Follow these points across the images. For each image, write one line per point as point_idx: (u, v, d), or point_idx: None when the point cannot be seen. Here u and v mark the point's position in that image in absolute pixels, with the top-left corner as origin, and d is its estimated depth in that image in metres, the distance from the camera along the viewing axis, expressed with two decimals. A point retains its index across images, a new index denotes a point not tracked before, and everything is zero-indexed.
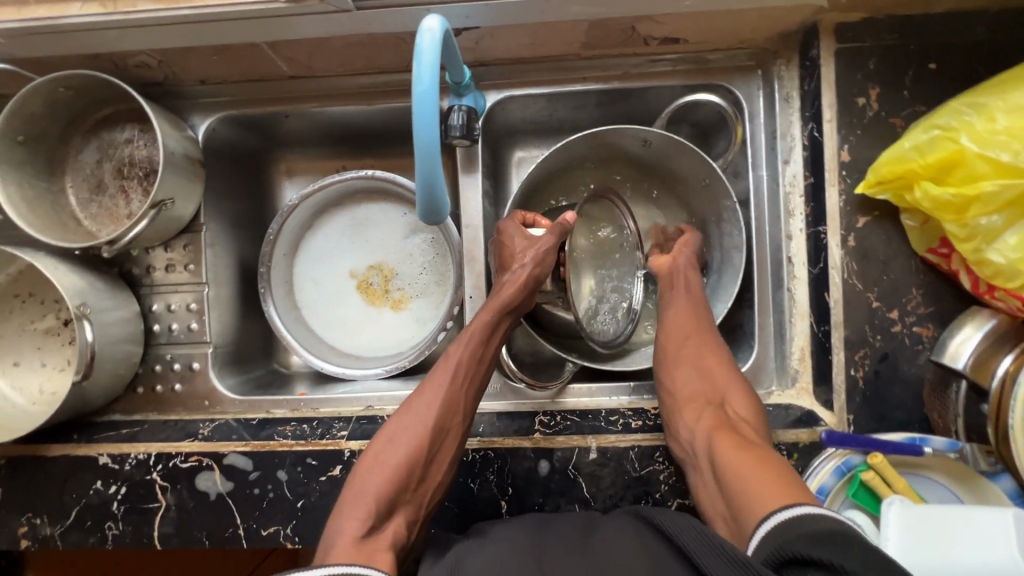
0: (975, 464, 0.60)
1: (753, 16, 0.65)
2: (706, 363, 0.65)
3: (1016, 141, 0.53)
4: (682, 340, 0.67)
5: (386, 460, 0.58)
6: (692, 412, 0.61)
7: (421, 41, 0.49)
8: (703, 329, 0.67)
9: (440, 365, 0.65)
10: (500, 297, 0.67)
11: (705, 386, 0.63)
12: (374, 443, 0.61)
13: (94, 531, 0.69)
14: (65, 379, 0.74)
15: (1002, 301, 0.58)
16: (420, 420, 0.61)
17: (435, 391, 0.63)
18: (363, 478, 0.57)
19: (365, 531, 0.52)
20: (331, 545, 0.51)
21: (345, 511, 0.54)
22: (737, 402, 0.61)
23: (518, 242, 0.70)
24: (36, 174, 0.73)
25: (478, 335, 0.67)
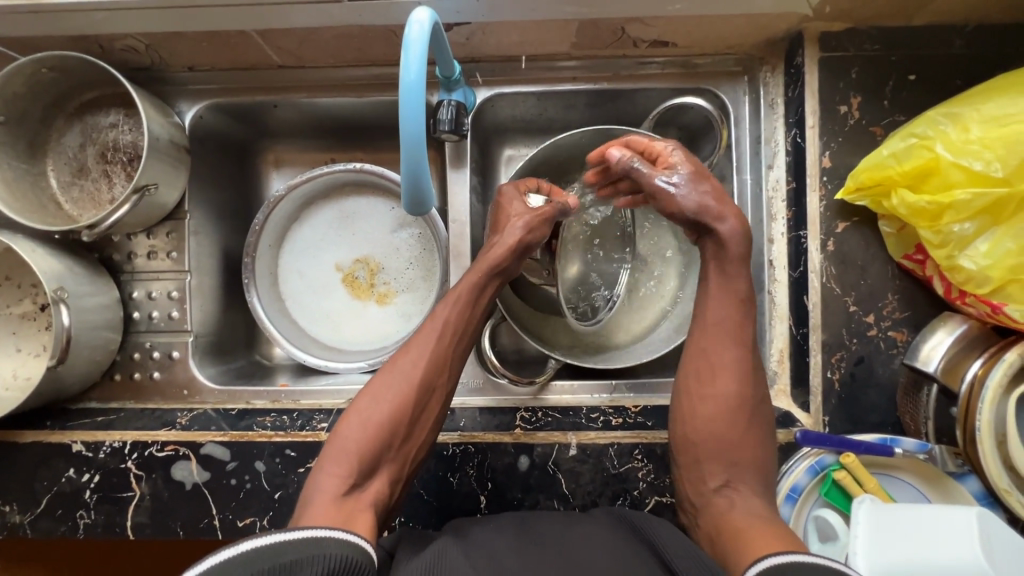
0: (943, 466, 0.61)
1: (740, 21, 0.66)
2: (724, 425, 0.59)
3: (989, 151, 0.54)
4: (698, 393, 0.61)
5: (368, 418, 0.58)
6: (699, 481, 0.58)
7: (409, 31, 0.49)
8: (733, 390, 0.60)
9: (426, 324, 0.65)
10: (490, 260, 0.67)
11: (719, 459, 0.58)
12: (357, 399, 0.60)
13: (66, 519, 0.68)
14: (40, 364, 0.73)
15: (973, 306, 0.59)
16: (404, 380, 0.60)
17: (421, 351, 0.62)
18: (345, 433, 0.57)
19: (345, 490, 0.52)
20: (311, 503, 0.51)
21: (326, 468, 0.54)
22: (746, 485, 0.56)
23: (516, 206, 0.70)
24: (16, 155, 0.72)
25: (466, 296, 0.66)
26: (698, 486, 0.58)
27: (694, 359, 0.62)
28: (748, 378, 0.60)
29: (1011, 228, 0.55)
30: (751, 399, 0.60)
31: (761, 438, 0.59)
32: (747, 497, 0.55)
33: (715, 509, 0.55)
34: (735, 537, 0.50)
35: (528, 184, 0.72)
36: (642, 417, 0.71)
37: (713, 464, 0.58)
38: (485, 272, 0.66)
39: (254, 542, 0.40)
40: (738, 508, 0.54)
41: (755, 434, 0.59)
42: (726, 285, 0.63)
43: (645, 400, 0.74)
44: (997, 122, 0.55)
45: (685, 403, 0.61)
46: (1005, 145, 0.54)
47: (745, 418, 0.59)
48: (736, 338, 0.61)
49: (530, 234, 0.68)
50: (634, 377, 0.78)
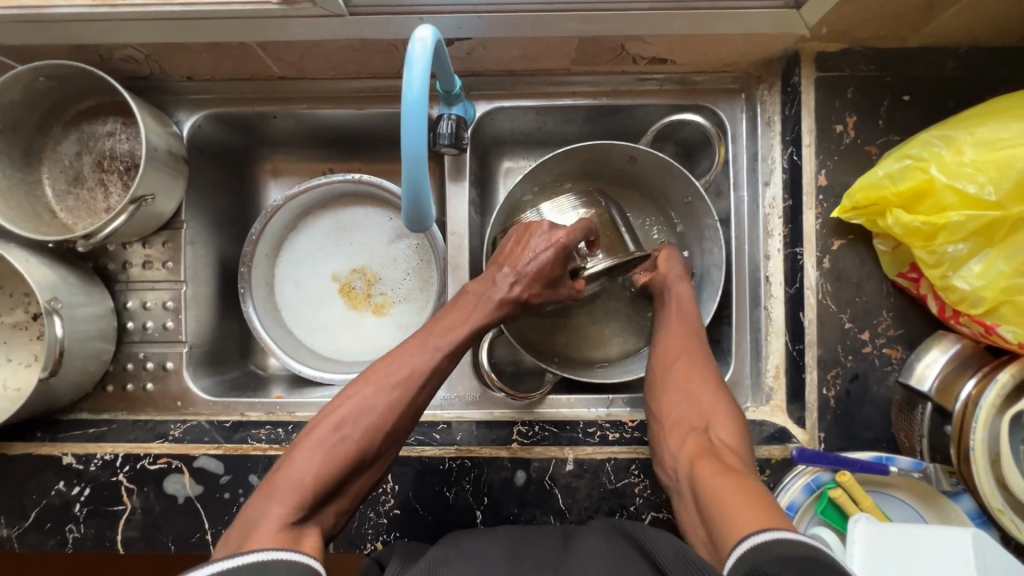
0: (938, 485, 0.61)
1: (739, 41, 0.67)
2: (700, 385, 0.63)
3: (983, 174, 0.55)
4: (678, 362, 0.65)
5: (324, 445, 0.54)
6: (686, 430, 0.59)
7: (412, 48, 0.50)
8: (699, 360, 0.65)
9: (410, 350, 0.62)
10: (487, 308, 0.65)
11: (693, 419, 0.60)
12: (325, 415, 0.56)
13: (54, 534, 0.67)
14: (31, 374, 0.72)
15: (967, 326, 0.60)
16: (368, 411, 0.57)
17: (398, 379, 0.59)
18: (297, 464, 0.53)
19: (292, 517, 0.48)
20: (252, 531, 0.47)
21: (272, 495, 0.50)
22: (722, 425, 0.58)
23: (516, 249, 0.67)
24: (11, 164, 0.71)
25: (447, 339, 0.62)
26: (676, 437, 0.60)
27: (669, 336, 0.68)
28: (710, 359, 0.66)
29: (1006, 249, 0.55)
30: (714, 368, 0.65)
31: (729, 399, 0.62)
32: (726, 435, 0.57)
33: (690, 459, 0.55)
34: (721, 493, 0.48)
35: (572, 233, 0.67)
36: (639, 432, 0.70)
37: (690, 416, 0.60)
38: (474, 324, 0.64)
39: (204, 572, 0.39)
40: (715, 448, 0.55)
41: (723, 393, 0.62)
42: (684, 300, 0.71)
43: (642, 415, 0.74)
44: (990, 145, 0.56)
45: (666, 375, 0.65)
46: (997, 169, 0.54)
47: (715, 381, 0.63)
48: (692, 327, 0.69)
49: (520, 288, 0.65)
50: (631, 391, 0.78)
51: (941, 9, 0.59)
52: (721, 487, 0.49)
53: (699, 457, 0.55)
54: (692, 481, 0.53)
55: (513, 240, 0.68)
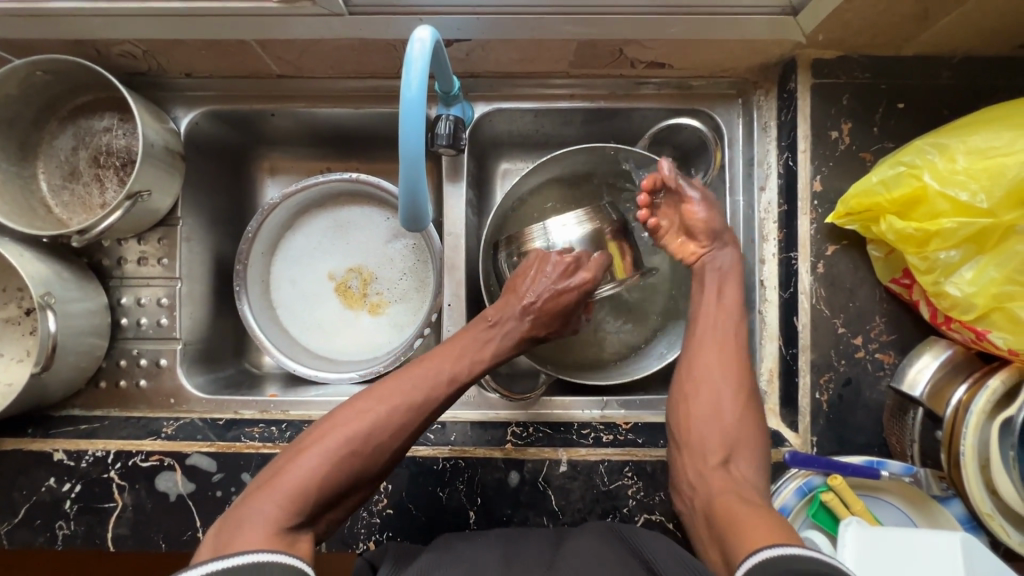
0: (928, 489, 0.62)
1: (736, 46, 0.68)
2: (726, 402, 0.62)
3: (975, 182, 0.56)
4: (703, 379, 0.64)
5: (331, 454, 0.53)
6: (700, 457, 0.59)
7: (411, 49, 0.50)
8: (729, 376, 0.63)
9: (426, 363, 0.62)
10: (503, 340, 0.67)
11: (721, 440, 0.60)
12: (337, 415, 0.56)
13: (43, 530, 0.66)
14: (22, 370, 0.72)
15: (958, 332, 0.60)
16: (381, 429, 0.56)
17: (410, 392, 0.59)
18: (299, 466, 0.51)
19: (287, 522, 0.47)
20: (247, 528, 0.46)
21: (272, 493, 0.49)
22: (745, 461, 0.59)
23: (534, 283, 0.67)
24: (6, 157, 0.71)
25: (464, 368, 0.63)
26: (699, 463, 0.59)
27: (701, 343, 0.66)
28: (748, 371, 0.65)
29: (997, 257, 0.56)
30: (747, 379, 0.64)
31: (756, 421, 0.62)
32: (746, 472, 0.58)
33: (716, 491, 0.56)
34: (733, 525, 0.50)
35: (593, 274, 0.68)
36: (632, 434, 0.71)
37: (714, 443, 0.60)
38: (491, 360, 0.65)
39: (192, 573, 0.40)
40: (737, 488, 0.56)
41: (750, 412, 0.62)
42: (729, 306, 0.68)
43: (636, 416, 0.74)
44: (982, 153, 0.56)
45: (688, 389, 0.64)
46: (989, 177, 0.55)
47: (746, 401, 0.62)
48: (734, 331, 0.66)
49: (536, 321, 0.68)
50: (625, 393, 0.78)
51: (936, 18, 0.60)
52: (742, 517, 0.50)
53: (724, 490, 0.55)
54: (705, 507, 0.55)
55: (532, 270, 0.68)
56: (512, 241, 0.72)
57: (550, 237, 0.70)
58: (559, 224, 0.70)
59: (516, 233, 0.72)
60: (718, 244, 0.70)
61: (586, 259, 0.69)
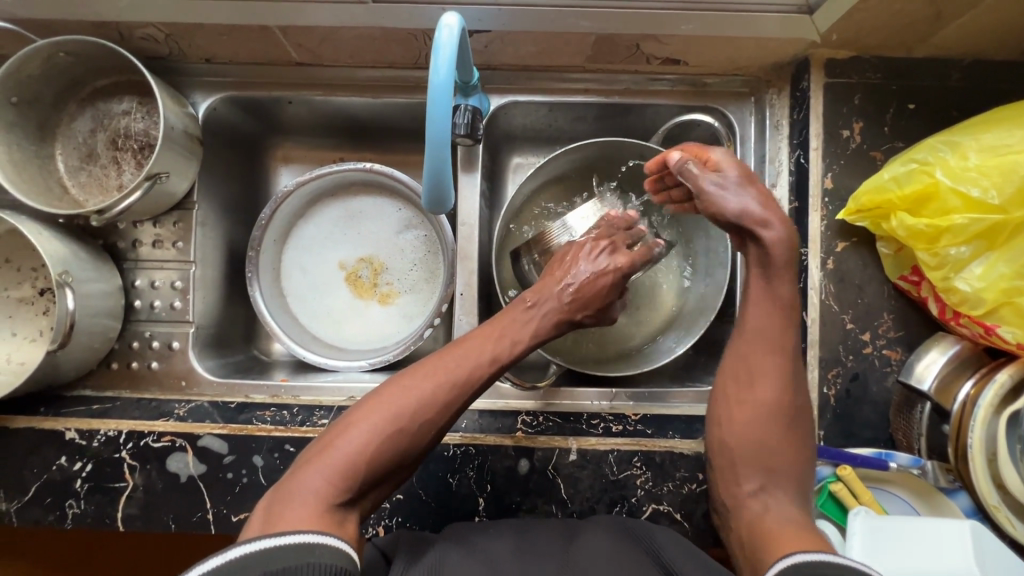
0: (935, 481, 0.63)
1: (751, 44, 0.69)
2: (772, 434, 0.56)
3: (987, 178, 0.57)
4: (740, 399, 0.58)
5: (378, 431, 0.52)
6: (734, 484, 0.56)
7: (439, 35, 0.51)
8: (773, 401, 0.57)
9: (470, 343, 0.61)
10: (543, 320, 0.65)
11: (754, 464, 0.55)
12: (382, 390, 0.56)
13: (53, 509, 0.67)
14: (35, 349, 0.72)
15: (966, 327, 0.61)
16: (425, 406, 0.55)
17: (453, 371, 0.58)
18: (347, 441, 0.51)
19: (338, 501, 0.48)
20: (298, 503, 0.46)
21: (323, 467, 0.49)
22: (780, 497, 0.53)
23: (572, 266, 0.66)
24: (25, 137, 0.71)
25: (506, 348, 0.62)
26: (732, 486, 0.56)
27: (734, 364, 0.60)
28: (790, 388, 0.57)
29: (1007, 252, 0.57)
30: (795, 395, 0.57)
31: (800, 440, 0.57)
32: (781, 501, 0.53)
33: (751, 521, 0.52)
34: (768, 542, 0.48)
35: (630, 259, 0.67)
36: (641, 425, 0.71)
37: (748, 469, 0.55)
38: (531, 340, 0.64)
39: (242, 550, 0.40)
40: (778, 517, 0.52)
41: (794, 443, 0.56)
42: (762, 329, 0.59)
43: (646, 408, 0.74)
44: (994, 151, 0.57)
45: (726, 410, 0.59)
46: (1001, 174, 0.56)
47: (788, 424, 0.57)
48: (774, 346, 0.58)
49: (575, 304, 0.66)
50: (633, 386, 0.79)
51: (948, 20, 0.61)
52: (780, 533, 0.49)
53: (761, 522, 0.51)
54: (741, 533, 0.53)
55: (569, 256, 0.67)
56: (532, 246, 0.74)
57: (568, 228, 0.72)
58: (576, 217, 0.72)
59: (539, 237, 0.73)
60: (751, 241, 0.60)
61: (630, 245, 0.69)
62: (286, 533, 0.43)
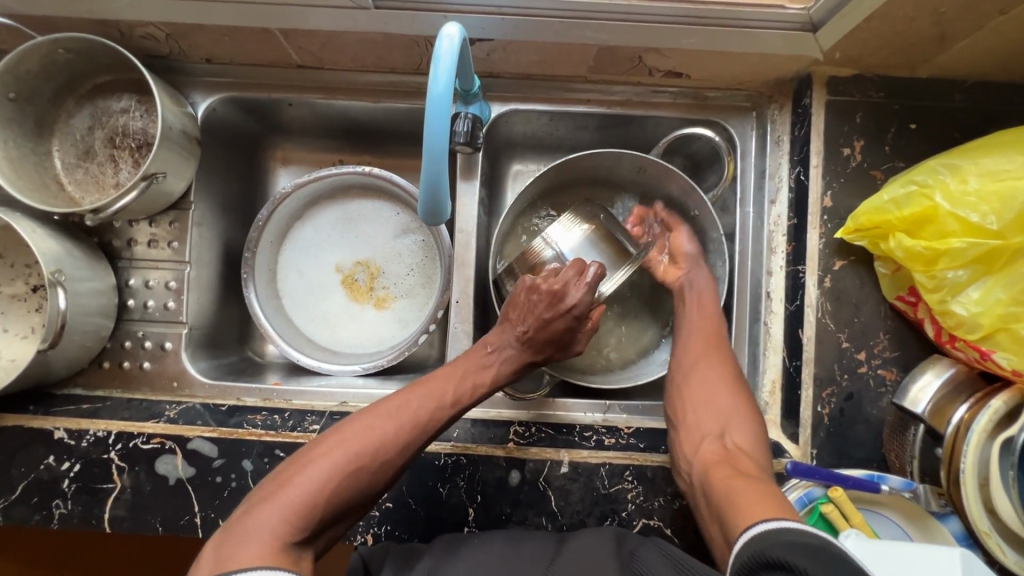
0: (927, 505, 0.62)
1: (755, 60, 0.68)
2: (721, 390, 0.64)
3: (985, 204, 0.56)
4: (690, 362, 0.68)
5: (339, 469, 0.53)
6: (696, 437, 0.62)
7: (439, 45, 0.50)
8: (709, 354, 0.68)
9: (433, 381, 0.63)
10: (502, 365, 0.67)
11: (712, 415, 0.63)
12: (344, 427, 0.56)
13: (40, 509, 0.66)
14: (26, 347, 0.71)
15: (962, 351, 0.61)
16: (389, 445, 0.56)
17: (414, 410, 0.59)
18: (306, 479, 0.51)
19: (292, 539, 0.48)
20: (252, 541, 0.46)
21: (281, 503, 0.49)
22: (738, 432, 0.61)
23: (526, 302, 0.67)
24: (21, 133, 0.71)
25: (466, 391, 0.64)
26: (693, 439, 0.62)
27: (689, 337, 0.70)
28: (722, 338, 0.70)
29: (1004, 278, 0.57)
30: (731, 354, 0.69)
31: (743, 390, 0.65)
32: (741, 441, 0.60)
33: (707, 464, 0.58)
34: (730, 499, 0.51)
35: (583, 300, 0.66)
36: (635, 439, 0.71)
37: (705, 421, 0.62)
38: (490, 385, 0.66)
39: None
40: (732, 457, 0.58)
41: (740, 391, 0.65)
42: (705, 301, 0.72)
43: (638, 421, 0.74)
44: (995, 176, 0.57)
45: (682, 377, 0.67)
46: (1000, 200, 0.56)
47: (731, 377, 0.66)
48: (710, 310, 0.71)
49: (533, 345, 0.68)
50: (628, 398, 0.78)
51: (952, 42, 0.61)
52: (738, 492, 0.51)
53: (717, 465, 0.57)
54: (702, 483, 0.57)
55: (522, 298, 0.68)
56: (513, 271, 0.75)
57: (554, 245, 0.73)
58: (555, 229, 0.74)
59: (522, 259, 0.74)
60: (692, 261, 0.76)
61: (574, 281, 0.67)
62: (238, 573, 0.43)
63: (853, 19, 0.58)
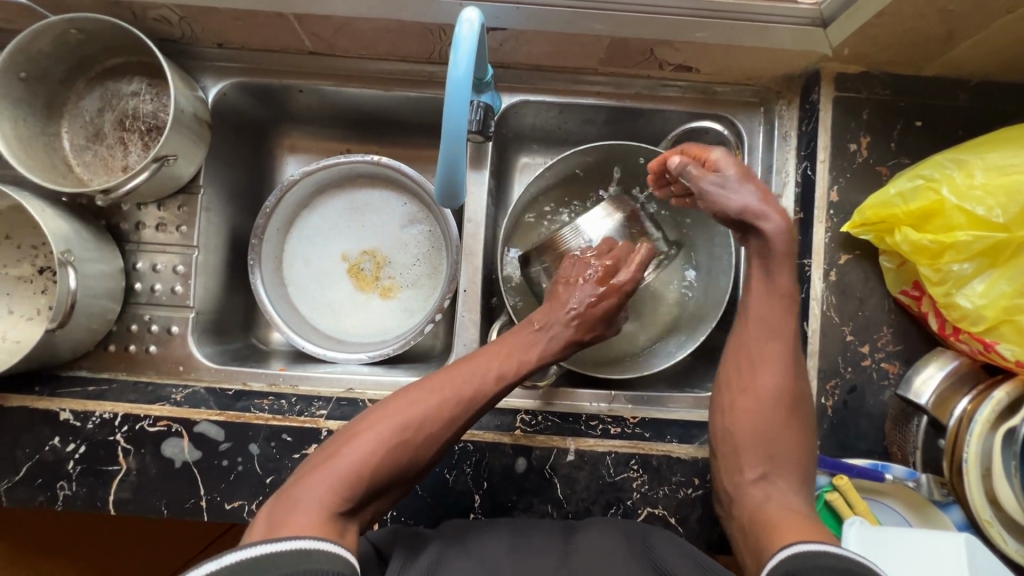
0: (929, 494, 0.63)
1: (764, 55, 0.69)
2: (775, 429, 0.60)
3: (992, 198, 0.57)
4: (739, 395, 0.62)
5: (384, 441, 0.53)
6: (738, 470, 0.59)
7: (460, 30, 0.51)
8: (772, 386, 0.61)
9: (477, 358, 0.63)
10: (550, 344, 0.67)
11: (758, 453, 0.59)
12: (389, 402, 0.57)
13: (45, 489, 0.66)
14: (33, 328, 0.71)
15: (966, 343, 0.62)
16: (431, 421, 0.57)
17: (458, 384, 0.60)
18: (353, 452, 0.52)
19: (338, 509, 0.48)
20: (300, 511, 0.46)
21: (325, 476, 0.49)
22: (784, 480, 0.57)
23: (578, 272, 0.69)
24: (32, 113, 0.71)
25: (511, 367, 0.64)
26: (735, 476, 0.59)
27: (739, 356, 0.64)
28: (792, 373, 0.61)
29: (1008, 271, 0.58)
30: (799, 385, 0.61)
31: (802, 429, 0.60)
32: (781, 490, 0.57)
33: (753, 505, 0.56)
34: (772, 530, 0.51)
35: (632, 278, 0.68)
36: (640, 428, 0.71)
37: (751, 458, 0.59)
38: (537, 363, 0.66)
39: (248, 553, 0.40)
40: (779, 500, 0.55)
41: (795, 431, 0.60)
42: (763, 315, 0.63)
43: (645, 412, 0.74)
44: (1001, 170, 0.58)
45: (728, 400, 0.63)
46: (1006, 194, 0.56)
47: (786, 409, 0.60)
48: (775, 333, 0.62)
49: (586, 317, 0.68)
50: (632, 389, 0.79)
51: (959, 40, 0.62)
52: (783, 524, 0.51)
53: (762, 503, 0.56)
54: (749, 511, 0.56)
55: (570, 277, 0.69)
56: (544, 251, 0.74)
57: (581, 233, 0.73)
58: (586, 219, 0.73)
59: (550, 242, 0.74)
60: (752, 234, 0.64)
61: (627, 259, 0.70)
62: (285, 539, 0.42)
63: (862, 15, 0.59)
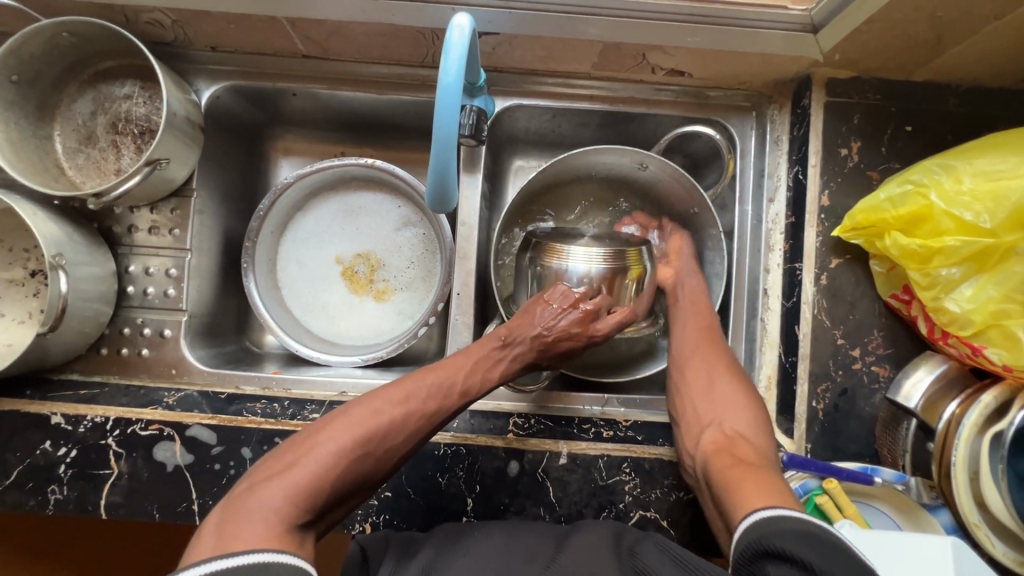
0: (918, 497, 0.63)
1: (755, 60, 0.69)
2: (722, 388, 0.64)
3: (980, 203, 0.58)
4: (689, 361, 0.68)
5: (346, 449, 0.53)
6: (696, 432, 0.63)
7: (450, 35, 0.51)
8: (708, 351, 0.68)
9: (443, 363, 0.65)
10: (514, 362, 0.69)
11: (711, 409, 0.63)
12: (353, 408, 0.58)
13: (35, 494, 0.66)
14: (23, 331, 0.71)
15: (954, 347, 0.63)
16: (393, 433, 0.57)
17: (423, 388, 0.61)
18: (314, 459, 0.51)
19: (296, 521, 0.47)
20: (255, 521, 0.45)
21: (283, 485, 0.49)
22: (735, 419, 0.61)
23: (557, 299, 0.69)
24: (23, 116, 0.70)
25: (476, 383, 0.65)
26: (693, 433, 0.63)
27: (685, 330, 0.71)
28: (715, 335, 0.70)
29: (995, 276, 0.58)
30: (727, 354, 0.69)
31: (743, 386, 0.65)
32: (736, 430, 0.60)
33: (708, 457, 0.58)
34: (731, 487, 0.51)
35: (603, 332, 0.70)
36: (632, 431, 0.72)
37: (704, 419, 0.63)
38: (499, 380, 0.68)
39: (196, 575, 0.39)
40: (732, 444, 0.58)
41: (742, 390, 0.64)
42: (693, 294, 0.74)
43: (637, 415, 0.74)
44: (988, 176, 0.58)
45: (680, 370, 0.68)
46: (993, 199, 0.57)
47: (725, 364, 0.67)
48: (699, 307, 0.73)
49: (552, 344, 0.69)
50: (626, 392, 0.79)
51: (948, 46, 0.62)
52: (739, 478, 0.51)
53: (717, 455, 0.58)
54: (706, 476, 0.57)
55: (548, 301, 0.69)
56: (540, 247, 0.72)
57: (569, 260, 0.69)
58: (583, 249, 0.69)
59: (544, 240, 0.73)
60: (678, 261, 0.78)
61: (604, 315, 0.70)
62: (243, 555, 0.41)
63: (852, 22, 0.60)
